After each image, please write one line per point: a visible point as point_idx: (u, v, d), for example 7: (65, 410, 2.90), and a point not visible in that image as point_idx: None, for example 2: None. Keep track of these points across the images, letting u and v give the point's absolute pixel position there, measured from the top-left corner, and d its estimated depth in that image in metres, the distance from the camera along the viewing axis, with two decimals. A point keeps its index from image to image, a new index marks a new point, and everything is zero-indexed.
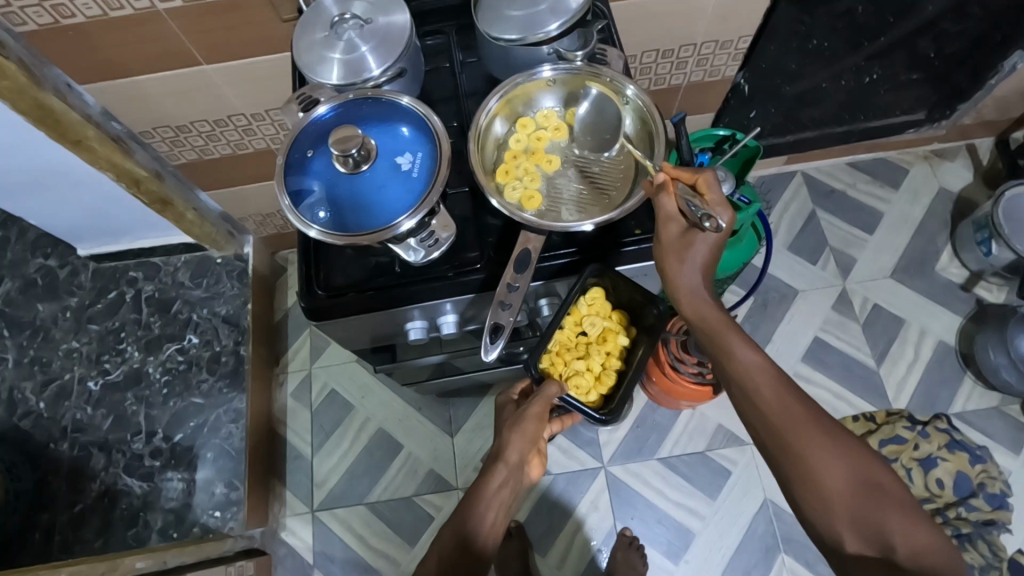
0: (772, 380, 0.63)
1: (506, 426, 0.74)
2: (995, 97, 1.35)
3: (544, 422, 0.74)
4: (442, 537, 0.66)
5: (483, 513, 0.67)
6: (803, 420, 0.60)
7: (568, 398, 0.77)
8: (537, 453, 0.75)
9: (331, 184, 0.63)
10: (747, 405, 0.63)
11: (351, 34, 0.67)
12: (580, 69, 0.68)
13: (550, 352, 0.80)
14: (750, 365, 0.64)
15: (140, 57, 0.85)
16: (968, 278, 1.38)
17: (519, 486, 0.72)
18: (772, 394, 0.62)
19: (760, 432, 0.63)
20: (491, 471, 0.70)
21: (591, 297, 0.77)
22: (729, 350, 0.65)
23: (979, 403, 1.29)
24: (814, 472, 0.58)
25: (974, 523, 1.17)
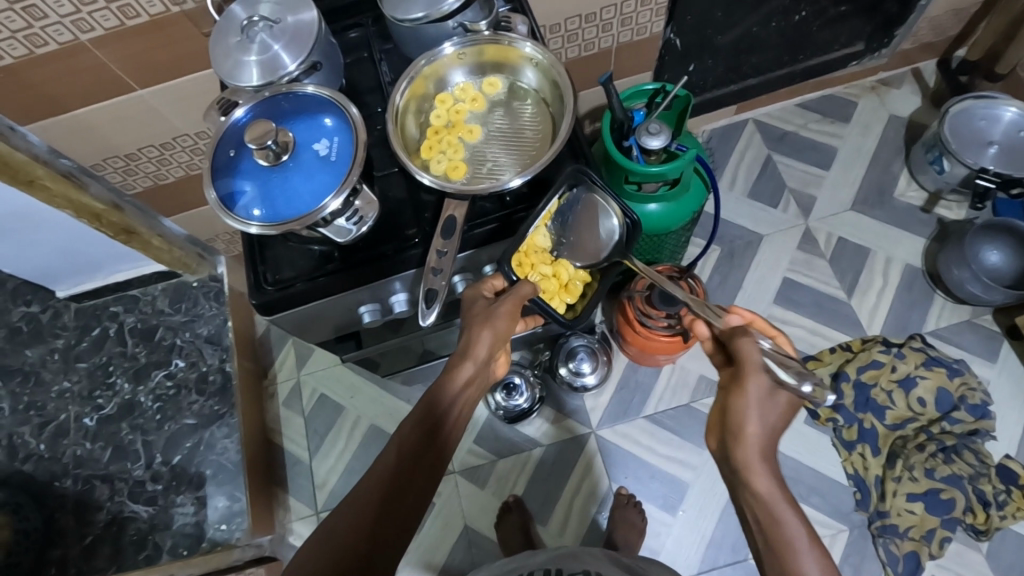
0: (785, 505, 0.64)
1: (474, 322, 0.73)
2: (929, 19, 1.36)
3: (515, 321, 0.73)
4: (405, 430, 0.69)
5: (450, 408, 0.71)
6: (798, 540, 0.61)
7: (538, 300, 0.76)
8: (502, 349, 0.76)
9: (258, 179, 0.65)
10: (766, 521, 0.64)
11: (263, 35, 0.69)
12: (484, 38, 0.70)
13: (518, 252, 0.75)
14: (766, 494, 0.65)
15: (76, 90, 0.88)
16: (927, 200, 1.40)
17: (484, 380, 0.75)
18: (790, 520, 0.63)
19: (761, 540, 0.65)
20: (458, 367, 0.72)
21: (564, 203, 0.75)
22: (748, 476, 0.66)
23: (951, 319, 1.31)
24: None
25: (958, 436, 1.20)
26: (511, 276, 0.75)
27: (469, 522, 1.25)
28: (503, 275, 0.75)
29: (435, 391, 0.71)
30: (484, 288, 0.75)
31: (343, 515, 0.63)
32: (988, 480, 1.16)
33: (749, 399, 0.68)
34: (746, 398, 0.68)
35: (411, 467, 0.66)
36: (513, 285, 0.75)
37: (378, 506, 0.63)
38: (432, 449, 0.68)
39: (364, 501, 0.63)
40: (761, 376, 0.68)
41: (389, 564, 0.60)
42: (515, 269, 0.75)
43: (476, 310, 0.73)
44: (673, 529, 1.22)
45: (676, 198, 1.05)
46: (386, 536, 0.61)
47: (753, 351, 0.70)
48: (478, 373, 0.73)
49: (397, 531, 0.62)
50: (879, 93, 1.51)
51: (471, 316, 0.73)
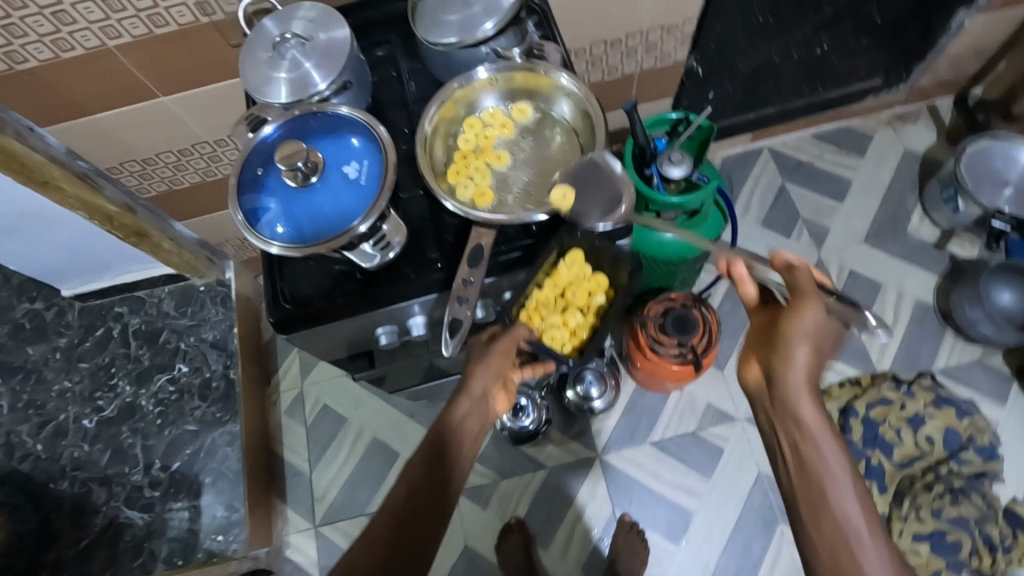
0: (828, 439, 0.68)
1: (470, 361, 0.75)
2: (950, 57, 1.36)
3: (510, 357, 0.75)
4: (411, 466, 0.71)
5: (451, 443, 0.72)
6: (837, 474, 0.66)
7: (538, 344, 0.82)
8: (502, 386, 0.77)
9: (285, 198, 0.64)
10: (805, 448, 0.69)
11: (294, 53, 0.69)
12: (518, 65, 0.70)
13: (528, 307, 0.87)
14: (809, 420, 0.69)
15: (99, 94, 0.87)
16: (940, 236, 1.40)
17: (486, 417, 0.75)
18: (828, 458, 0.67)
19: (795, 466, 0.69)
20: (456, 404, 0.73)
21: (571, 259, 0.86)
22: (792, 402, 0.70)
23: (961, 358, 1.30)
24: (833, 516, 0.65)
25: (966, 477, 1.20)
26: (509, 321, 0.80)
27: (469, 542, 1.24)
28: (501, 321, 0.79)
29: (436, 427, 0.73)
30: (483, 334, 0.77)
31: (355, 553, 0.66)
32: (995, 523, 1.16)
33: (798, 322, 0.71)
34: (797, 324, 0.70)
35: (415, 506, 0.69)
36: (509, 328, 0.79)
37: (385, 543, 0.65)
38: (435, 485, 0.70)
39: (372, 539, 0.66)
40: (814, 304, 0.71)
41: None
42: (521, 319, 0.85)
43: (473, 351, 0.76)
44: (676, 558, 1.21)
45: (694, 227, 1.05)
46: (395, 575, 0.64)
47: (807, 280, 0.73)
48: (477, 410, 0.74)
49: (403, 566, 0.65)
50: (895, 127, 1.51)
51: (467, 357, 0.76)
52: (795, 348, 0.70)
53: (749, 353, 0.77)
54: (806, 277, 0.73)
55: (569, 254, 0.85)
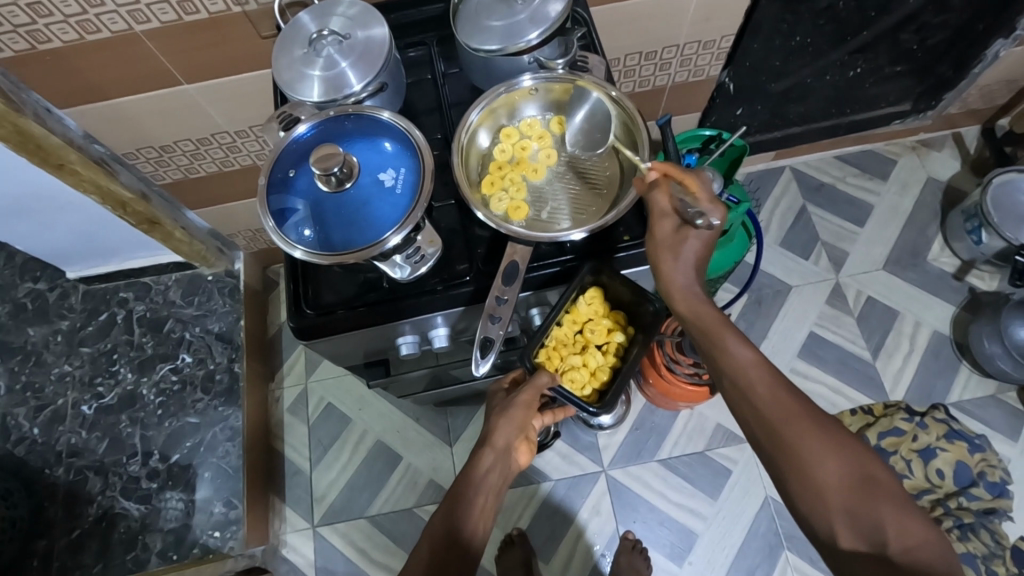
0: (768, 381, 0.60)
1: (493, 414, 0.75)
2: (980, 87, 1.35)
3: (533, 409, 0.74)
4: (433, 525, 0.67)
5: (475, 498, 0.68)
6: (795, 415, 0.57)
7: (561, 389, 0.75)
8: (524, 438, 0.76)
9: (316, 202, 0.62)
10: (744, 402, 0.60)
11: (331, 49, 0.66)
12: (561, 76, 0.67)
13: (546, 346, 0.78)
14: (744, 360, 0.61)
15: (122, 80, 0.84)
16: (960, 267, 1.38)
17: (508, 470, 0.73)
18: (767, 391, 0.59)
19: (761, 431, 0.59)
20: (479, 456, 0.71)
21: (590, 296, 0.74)
22: (722, 342, 0.63)
23: (976, 392, 1.29)
24: (810, 467, 0.55)
25: (976, 513, 1.17)
26: (531, 364, 0.77)
27: None
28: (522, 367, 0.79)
29: (458, 481, 0.70)
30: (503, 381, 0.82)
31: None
32: (1002, 562, 1.12)
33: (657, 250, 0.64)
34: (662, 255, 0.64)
35: (443, 560, 0.63)
36: (532, 372, 0.76)
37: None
38: (462, 540, 0.64)
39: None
40: (670, 223, 0.63)
41: None
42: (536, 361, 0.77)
43: (496, 402, 0.76)
44: None
45: (720, 248, 1.03)
46: None
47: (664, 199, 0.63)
48: (500, 464, 0.72)
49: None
50: (919, 154, 1.49)
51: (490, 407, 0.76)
52: (675, 257, 0.64)
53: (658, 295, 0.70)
54: (665, 194, 0.62)
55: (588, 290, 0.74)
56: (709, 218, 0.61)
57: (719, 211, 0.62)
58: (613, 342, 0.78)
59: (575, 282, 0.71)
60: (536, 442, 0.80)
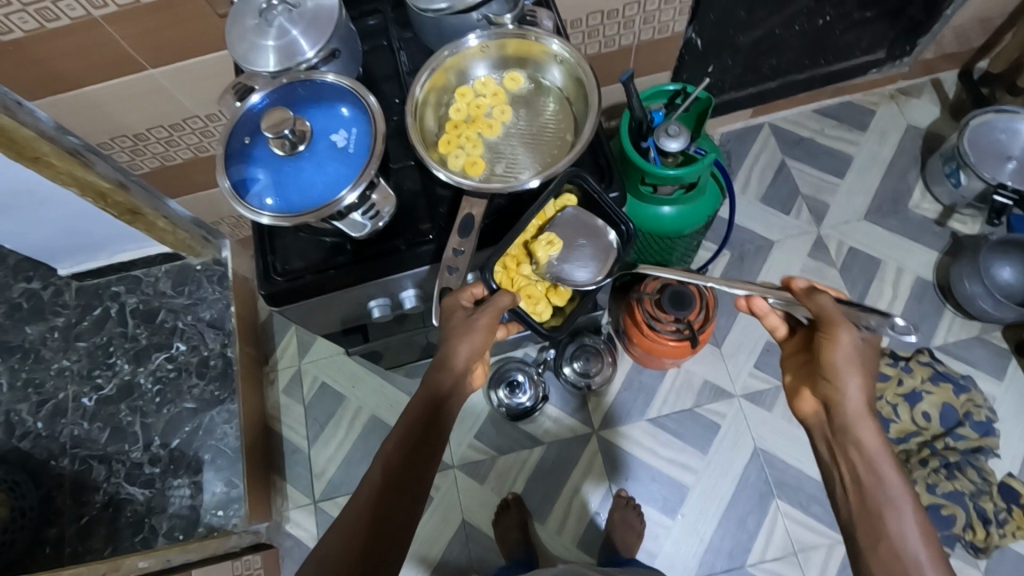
0: (892, 473, 0.62)
1: (450, 334, 0.66)
2: (954, 28, 1.34)
3: (494, 333, 0.67)
4: (388, 448, 0.67)
5: (430, 425, 0.68)
6: (896, 498, 0.61)
7: (519, 309, 0.71)
8: (481, 359, 0.71)
9: (273, 168, 0.63)
10: (867, 480, 0.63)
11: (282, 19, 0.67)
12: (509, 32, 0.68)
13: (506, 255, 0.72)
14: (869, 443, 0.65)
15: (84, 68, 0.86)
16: (942, 212, 1.39)
17: (464, 392, 0.71)
18: (881, 475, 0.63)
19: (853, 509, 0.64)
20: (436, 381, 0.67)
21: (562, 202, 0.73)
22: (854, 430, 0.66)
23: (960, 334, 1.30)
24: (894, 537, 0.59)
25: (962, 452, 1.19)
26: (492, 283, 0.70)
27: (466, 516, 1.25)
28: (483, 282, 0.69)
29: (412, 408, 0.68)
30: (462, 297, 0.67)
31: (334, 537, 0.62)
32: (989, 497, 1.15)
33: (840, 352, 0.67)
34: (840, 347, 0.67)
35: (399, 480, 0.64)
36: (493, 294, 0.69)
37: (368, 527, 0.62)
38: (415, 471, 0.65)
39: (351, 528, 0.62)
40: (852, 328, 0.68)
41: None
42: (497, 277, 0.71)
43: (453, 322, 0.66)
44: (672, 532, 1.22)
45: (692, 201, 1.04)
46: (379, 555, 0.60)
47: (832, 307, 0.68)
48: (456, 387, 0.68)
49: (393, 543, 0.62)
50: (898, 102, 1.49)
51: (446, 328, 0.67)
52: (839, 353, 0.67)
53: (800, 386, 0.75)
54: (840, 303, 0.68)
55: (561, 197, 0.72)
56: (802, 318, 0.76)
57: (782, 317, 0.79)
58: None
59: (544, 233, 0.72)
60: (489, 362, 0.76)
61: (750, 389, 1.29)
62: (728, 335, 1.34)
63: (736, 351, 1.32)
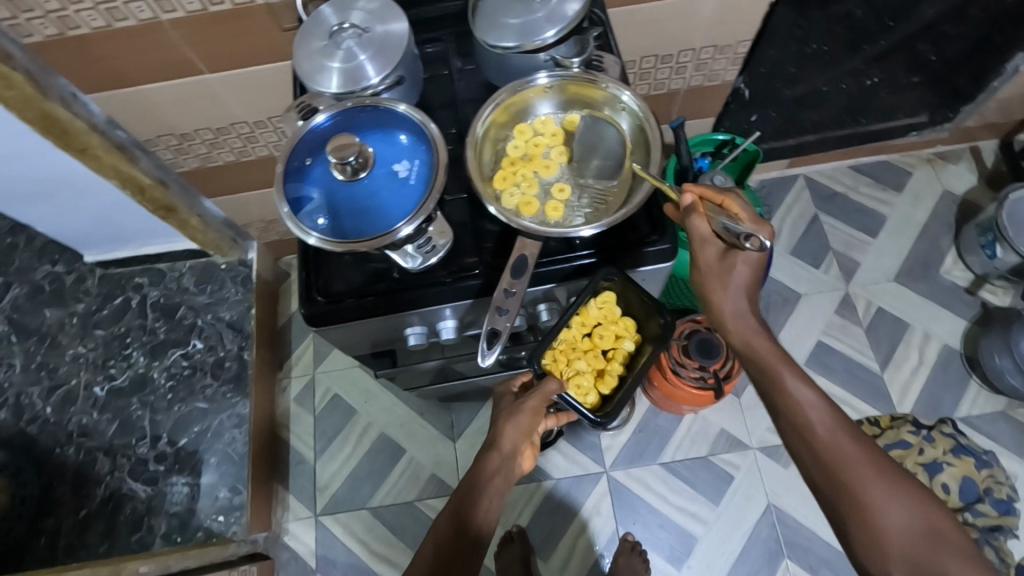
0: (845, 434, 0.61)
1: (501, 416, 0.76)
2: (1000, 100, 1.34)
3: (540, 415, 0.76)
4: (441, 523, 0.70)
5: (478, 502, 0.70)
6: (857, 462, 0.59)
7: (565, 396, 0.80)
8: (530, 443, 0.77)
9: (331, 192, 0.63)
10: (815, 450, 0.61)
11: (351, 43, 0.67)
12: (576, 76, 0.68)
13: (555, 349, 0.81)
14: (802, 401, 0.63)
15: (143, 67, 0.86)
16: (973, 281, 1.37)
17: (512, 474, 0.75)
18: (827, 433, 0.61)
19: (814, 472, 0.61)
20: (485, 458, 0.73)
21: (602, 300, 0.77)
22: (781, 388, 0.64)
23: (984, 408, 1.28)
24: (871, 509, 0.57)
25: (980, 530, 1.16)
26: (539, 370, 0.80)
27: None
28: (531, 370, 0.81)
29: (462, 487, 0.72)
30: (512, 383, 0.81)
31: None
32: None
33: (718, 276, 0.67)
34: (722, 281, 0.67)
35: (449, 554, 0.67)
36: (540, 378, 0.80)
37: None
38: (463, 550, 0.67)
39: None
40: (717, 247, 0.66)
41: None
42: (544, 365, 0.81)
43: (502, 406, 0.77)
44: None
45: None
46: None
47: (704, 229, 0.65)
48: (503, 467, 0.73)
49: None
50: (935, 166, 1.49)
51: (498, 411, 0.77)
52: (732, 284, 0.67)
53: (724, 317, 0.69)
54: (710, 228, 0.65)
55: (598, 293, 0.76)
56: (755, 239, 0.62)
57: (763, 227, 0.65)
58: (619, 348, 0.83)
59: (592, 278, 0.71)
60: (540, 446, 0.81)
61: (767, 444, 1.27)
62: (749, 386, 1.32)
63: (755, 404, 1.30)
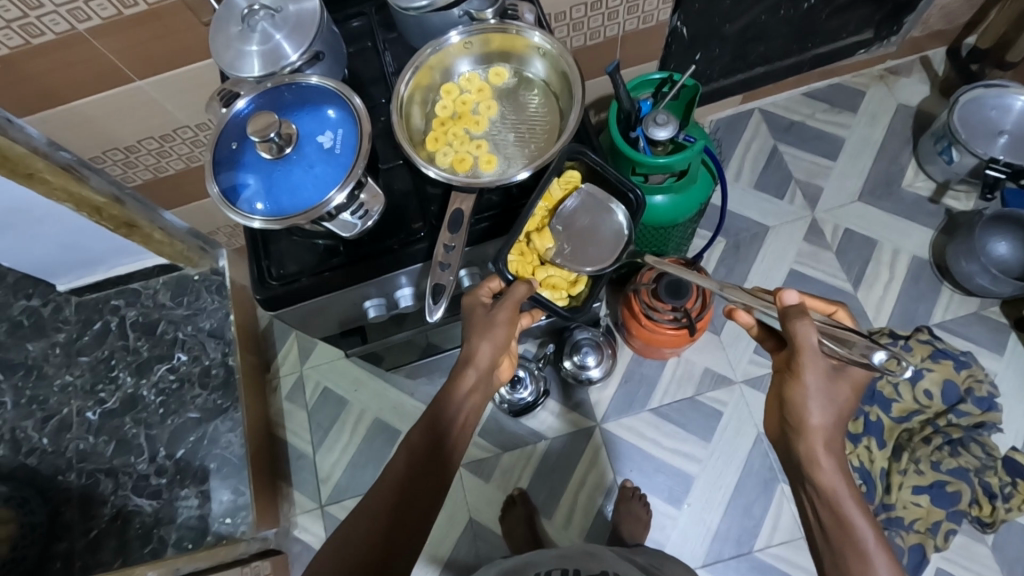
0: (849, 489, 0.64)
1: (474, 332, 0.71)
2: (940, 6, 1.34)
3: (515, 326, 0.72)
4: (413, 438, 0.70)
5: (453, 417, 0.70)
6: (874, 554, 0.61)
7: (539, 297, 0.75)
8: (506, 354, 0.75)
9: (262, 173, 0.64)
10: (834, 522, 0.64)
11: (264, 25, 0.67)
12: (490, 27, 0.68)
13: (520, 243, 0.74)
14: (824, 469, 0.66)
15: (71, 81, 0.86)
16: (935, 190, 1.39)
17: (490, 386, 0.74)
18: (837, 495, 0.64)
19: (842, 554, 0.63)
20: (462, 377, 0.71)
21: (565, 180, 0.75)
22: (812, 472, 0.66)
23: (958, 312, 1.30)
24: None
25: (965, 429, 1.19)
26: (509, 275, 0.73)
27: (472, 514, 1.26)
28: (500, 275, 0.73)
29: (442, 400, 0.71)
30: (482, 292, 0.74)
31: (353, 529, 0.64)
32: (995, 472, 1.15)
33: (801, 388, 0.66)
34: (802, 384, 0.66)
35: (420, 469, 0.67)
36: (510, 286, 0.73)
37: (390, 511, 0.64)
38: (439, 459, 0.68)
39: (373, 513, 0.65)
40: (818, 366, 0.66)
41: (402, 567, 0.62)
42: (511, 265, 0.73)
43: (475, 319, 0.72)
44: (678, 522, 1.22)
45: (684, 189, 1.04)
46: (396, 545, 0.62)
47: (810, 335, 0.65)
48: (484, 383, 0.72)
49: (405, 542, 0.63)
50: (888, 82, 1.49)
51: (470, 325, 0.72)
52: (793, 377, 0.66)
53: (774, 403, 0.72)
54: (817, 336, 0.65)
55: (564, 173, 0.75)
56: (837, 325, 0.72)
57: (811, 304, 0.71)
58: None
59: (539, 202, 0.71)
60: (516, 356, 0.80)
61: (751, 375, 1.30)
62: (726, 322, 1.34)
63: (735, 338, 1.32)
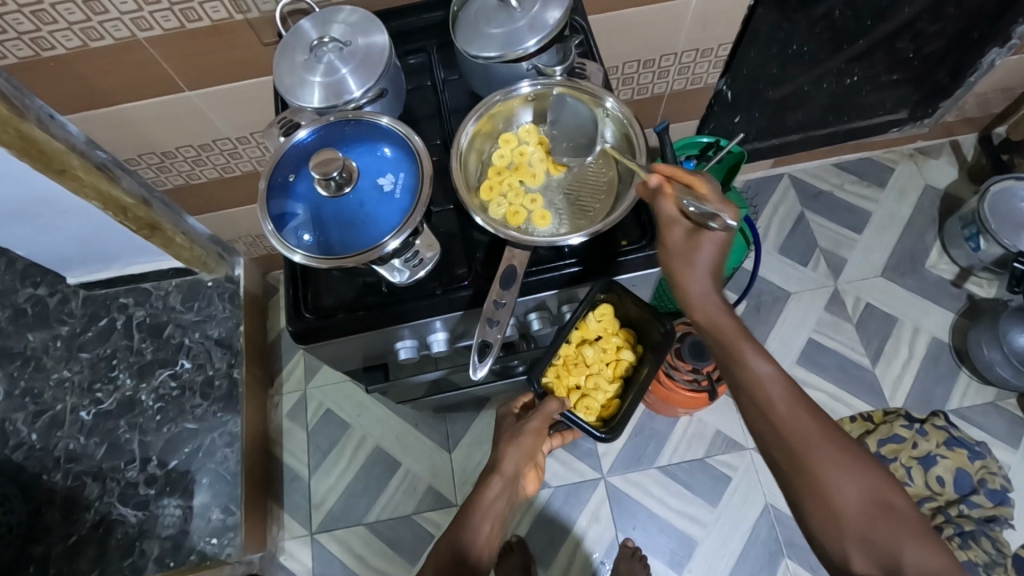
0: (765, 365, 0.62)
1: (502, 441, 0.78)
2: (977, 95, 1.35)
3: (542, 436, 0.78)
4: (438, 551, 0.70)
5: (479, 526, 0.71)
6: (810, 434, 0.59)
7: (569, 414, 0.81)
8: (531, 467, 0.79)
9: (316, 207, 0.62)
10: (759, 408, 0.61)
11: (332, 57, 0.67)
12: (558, 83, 0.68)
13: (556, 365, 0.84)
14: (763, 377, 0.61)
15: (121, 85, 0.85)
16: (958, 274, 1.39)
17: (515, 497, 0.76)
18: (786, 408, 0.60)
19: (778, 447, 0.60)
20: (487, 483, 0.74)
21: (600, 313, 0.79)
22: (735, 358, 0.63)
23: (975, 400, 1.29)
24: (830, 496, 0.57)
25: (977, 521, 1.14)
26: (539, 389, 0.83)
27: None
28: (532, 389, 0.83)
29: (465, 515, 0.72)
30: (514, 406, 0.85)
31: None
32: (1005, 570, 1.10)
33: (696, 261, 0.63)
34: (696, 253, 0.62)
35: None
36: (542, 399, 0.82)
37: None
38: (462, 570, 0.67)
39: None
40: (691, 234, 0.62)
41: None
42: (546, 384, 0.83)
43: (504, 430, 0.80)
44: None
45: None
46: None
47: (670, 209, 0.62)
48: (508, 491, 0.74)
49: None
50: (917, 161, 1.50)
51: (501, 436, 0.79)
52: (694, 268, 0.63)
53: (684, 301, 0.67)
54: (670, 206, 0.62)
55: (597, 307, 0.79)
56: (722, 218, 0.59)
57: (732, 209, 0.60)
58: (619, 360, 0.85)
59: (588, 292, 0.75)
60: (543, 467, 0.84)
61: None
62: None
63: None
